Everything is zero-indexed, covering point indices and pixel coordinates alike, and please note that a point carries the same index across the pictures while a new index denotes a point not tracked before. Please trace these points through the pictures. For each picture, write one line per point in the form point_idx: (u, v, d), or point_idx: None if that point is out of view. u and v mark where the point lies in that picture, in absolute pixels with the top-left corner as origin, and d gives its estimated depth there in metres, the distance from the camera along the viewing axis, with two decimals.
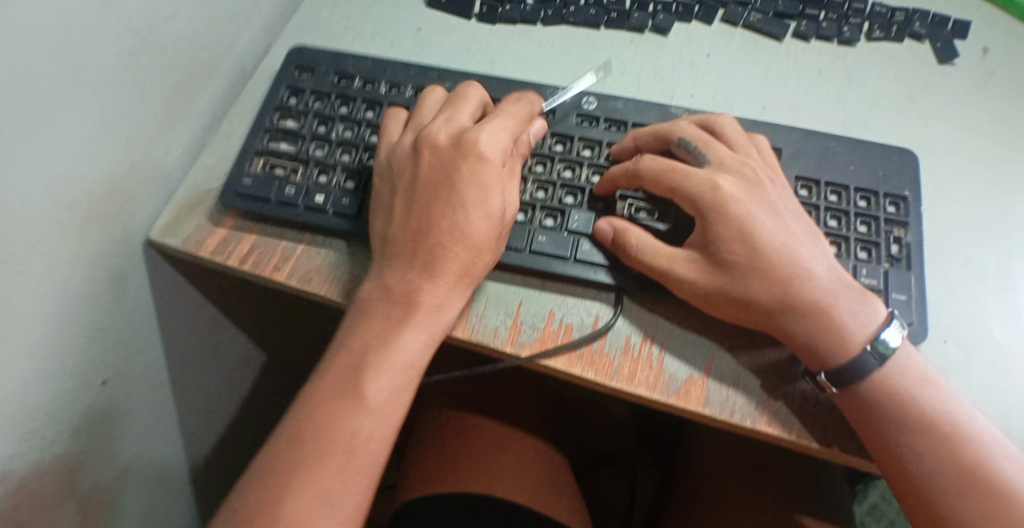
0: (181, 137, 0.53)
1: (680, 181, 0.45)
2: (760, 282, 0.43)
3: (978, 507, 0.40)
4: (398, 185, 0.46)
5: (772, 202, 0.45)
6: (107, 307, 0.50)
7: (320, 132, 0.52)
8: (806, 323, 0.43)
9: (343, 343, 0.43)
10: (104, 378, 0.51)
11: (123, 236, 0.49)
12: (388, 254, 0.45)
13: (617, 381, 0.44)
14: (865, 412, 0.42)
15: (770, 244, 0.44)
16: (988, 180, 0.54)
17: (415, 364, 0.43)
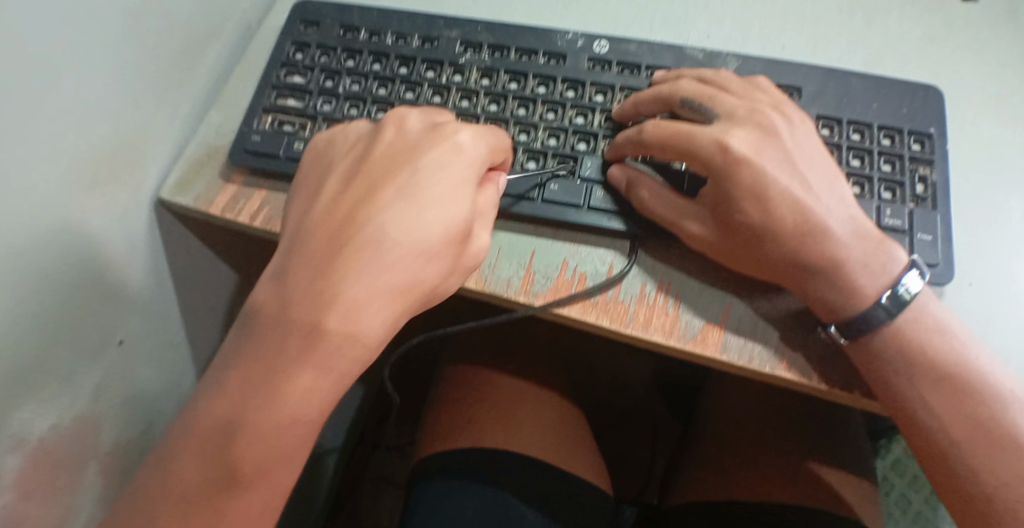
0: (189, 95, 0.53)
1: (688, 142, 0.43)
2: (770, 236, 0.42)
3: (988, 455, 0.40)
4: (344, 171, 0.42)
5: (787, 149, 0.43)
6: (122, 267, 0.50)
7: (328, 86, 0.51)
8: (815, 277, 0.42)
9: (236, 365, 0.37)
10: (120, 337, 0.52)
11: (134, 196, 0.49)
12: (305, 258, 0.38)
13: (632, 329, 0.44)
14: (876, 365, 0.41)
15: (780, 197, 0.42)
16: (1017, 119, 0.51)
17: (303, 415, 0.37)
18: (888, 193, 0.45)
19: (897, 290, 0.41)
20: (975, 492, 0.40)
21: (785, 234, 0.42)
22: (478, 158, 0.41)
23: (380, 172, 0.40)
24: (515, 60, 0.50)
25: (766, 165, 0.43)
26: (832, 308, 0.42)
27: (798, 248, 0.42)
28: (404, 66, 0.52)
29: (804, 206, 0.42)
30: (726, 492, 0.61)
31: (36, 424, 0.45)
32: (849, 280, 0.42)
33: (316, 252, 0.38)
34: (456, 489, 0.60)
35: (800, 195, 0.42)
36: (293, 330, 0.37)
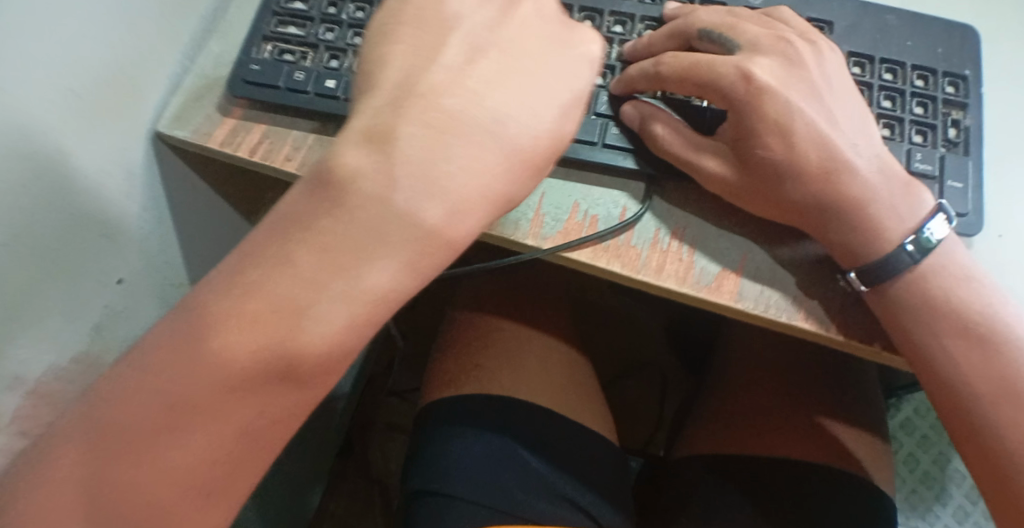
0: (188, 20, 0.50)
1: (709, 72, 0.40)
2: (796, 174, 0.39)
3: (1010, 410, 0.38)
4: (441, 38, 0.35)
5: (816, 80, 0.40)
6: (119, 201, 0.48)
7: (330, 13, 0.48)
8: (840, 219, 0.39)
9: (300, 251, 0.31)
10: (120, 276, 0.50)
11: (132, 126, 0.47)
12: (391, 137, 0.32)
13: (644, 274, 0.42)
14: (899, 315, 0.39)
15: (810, 132, 0.39)
16: None
17: (368, 313, 0.32)
18: (920, 134, 0.42)
19: (921, 233, 0.39)
20: (994, 447, 0.39)
21: (812, 173, 0.39)
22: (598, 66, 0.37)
23: (500, 54, 0.35)
24: None
25: (793, 96, 0.39)
26: (851, 254, 0.40)
27: (827, 188, 0.39)
28: None
29: (831, 143, 0.39)
30: (732, 445, 0.60)
31: (35, 360, 0.44)
32: (879, 222, 0.39)
33: (424, 120, 0.33)
34: (458, 436, 0.60)
35: (829, 131, 0.39)
36: (388, 212, 0.31)
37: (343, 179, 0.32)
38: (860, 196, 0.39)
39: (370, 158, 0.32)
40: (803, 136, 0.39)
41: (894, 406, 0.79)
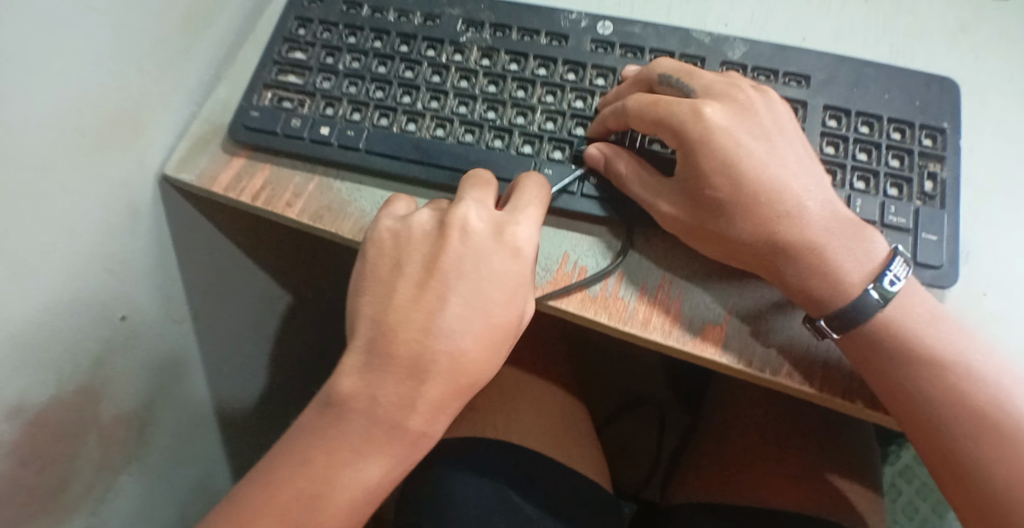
0: (196, 68, 0.52)
1: (664, 108, 0.41)
2: (748, 219, 0.40)
3: (992, 452, 0.37)
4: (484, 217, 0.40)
5: (766, 122, 0.41)
6: (122, 240, 0.50)
7: (328, 63, 0.50)
8: (797, 266, 0.40)
9: (356, 468, 0.37)
10: (122, 313, 0.52)
11: (137, 170, 0.49)
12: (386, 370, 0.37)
13: (630, 326, 0.42)
14: (871, 358, 0.39)
15: (761, 178, 0.40)
16: None
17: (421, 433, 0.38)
18: (894, 189, 0.43)
19: (886, 275, 0.39)
20: (981, 489, 0.38)
21: (767, 214, 0.40)
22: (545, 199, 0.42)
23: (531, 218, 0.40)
24: (516, 40, 0.48)
25: (739, 134, 0.40)
26: (823, 304, 0.40)
27: (785, 229, 0.40)
28: (404, 44, 0.50)
29: (785, 189, 0.40)
30: (726, 493, 0.59)
31: (33, 393, 0.46)
32: (844, 261, 0.39)
33: (458, 305, 0.38)
34: (449, 477, 0.59)
35: (783, 175, 0.40)
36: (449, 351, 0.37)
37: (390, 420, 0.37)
38: (817, 237, 0.39)
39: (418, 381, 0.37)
40: (756, 178, 0.40)
41: (894, 454, 0.77)
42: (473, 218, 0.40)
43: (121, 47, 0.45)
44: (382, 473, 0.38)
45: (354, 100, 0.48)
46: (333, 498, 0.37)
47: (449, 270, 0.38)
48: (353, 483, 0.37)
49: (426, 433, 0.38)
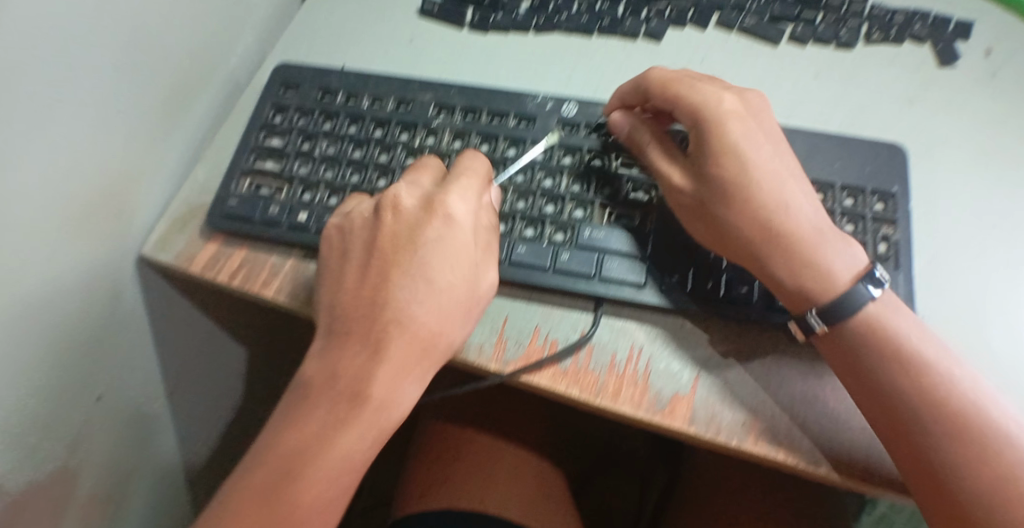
0: (174, 149, 0.53)
1: (693, 96, 0.45)
2: (747, 199, 0.42)
3: (973, 469, 0.37)
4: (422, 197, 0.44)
5: (775, 130, 0.45)
6: (100, 321, 0.50)
7: (304, 149, 0.52)
8: (788, 251, 0.42)
9: (332, 444, 0.39)
10: (98, 393, 0.53)
11: (116, 252, 0.50)
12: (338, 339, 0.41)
13: (602, 400, 0.43)
14: (854, 359, 0.40)
15: (760, 165, 0.43)
16: (984, 182, 0.51)
17: (389, 404, 0.40)
18: None
19: (872, 275, 0.41)
20: (964, 510, 0.37)
21: (759, 197, 0.42)
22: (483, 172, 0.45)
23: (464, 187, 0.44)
24: (485, 122, 0.51)
25: (754, 131, 0.44)
26: (804, 294, 0.41)
27: (777, 214, 0.42)
28: (379, 129, 0.52)
29: (783, 182, 0.43)
30: None
31: (13, 482, 0.46)
32: (829, 252, 0.41)
33: (404, 275, 0.42)
34: None
35: (781, 171, 0.43)
36: (397, 316, 0.41)
37: (356, 392, 0.40)
38: (803, 229, 0.42)
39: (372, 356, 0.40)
40: (759, 162, 0.43)
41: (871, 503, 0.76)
42: (407, 199, 0.44)
43: (105, 140, 0.46)
44: (359, 444, 0.39)
45: (332, 185, 0.50)
46: (309, 482, 0.38)
47: (389, 247, 0.42)
48: (330, 462, 0.39)
49: (389, 401, 0.40)
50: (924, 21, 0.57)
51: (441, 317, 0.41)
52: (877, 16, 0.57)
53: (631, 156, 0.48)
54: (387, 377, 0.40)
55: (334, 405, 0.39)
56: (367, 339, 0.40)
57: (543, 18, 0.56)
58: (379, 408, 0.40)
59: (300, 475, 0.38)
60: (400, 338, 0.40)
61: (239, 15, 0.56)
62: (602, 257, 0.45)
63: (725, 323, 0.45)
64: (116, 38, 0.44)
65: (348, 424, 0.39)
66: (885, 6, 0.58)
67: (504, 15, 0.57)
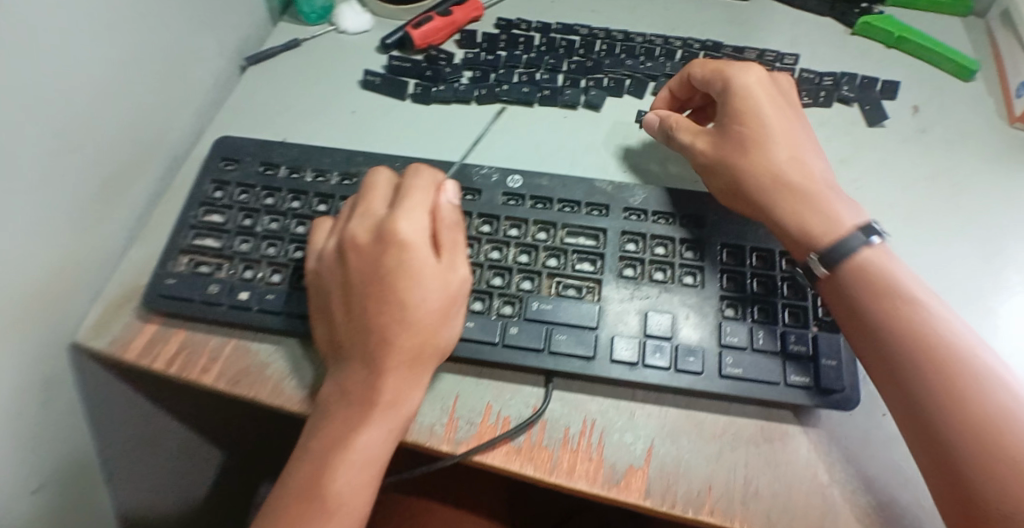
0: (113, 228, 0.52)
1: (721, 71, 0.51)
2: (762, 154, 0.47)
3: (994, 464, 0.36)
4: (375, 227, 0.45)
5: (798, 108, 0.51)
6: (35, 412, 0.48)
7: (245, 225, 0.51)
8: (799, 196, 0.46)
9: (350, 448, 0.41)
10: (37, 485, 0.50)
11: (52, 338, 0.48)
12: (341, 358, 0.43)
13: (556, 477, 0.42)
14: (849, 297, 0.42)
15: (774, 128, 0.48)
16: (919, 235, 0.53)
17: (398, 406, 0.42)
18: (790, 316, 0.45)
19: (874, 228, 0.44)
20: (984, 508, 0.36)
21: (770, 150, 0.47)
22: (429, 184, 0.46)
23: (417, 208, 0.45)
24: None
25: (772, 100, 0.50)
26: (809, 230, 0.45)
27: (787, 163, 0.47)
28: (322, 203, 0.51)
29: (796, 142, 0.48)
30: None
31: None
32: (837, 194, 0.46)
33: (379, 303, 0.43)
34: None
35: (795, 134, 0.49)
36: (381, 334, 0.42)
37: (362, 399, 0.42)
38: (811, 178, 0.46)
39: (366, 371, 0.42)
40: (773, 129, 0.48)
41: None
42: (362, 234, 0.44)
43: (40, 218, 0.45)
44: (376, 443, 0.42)
45: (274, 263, 0.49)
46: (335, 486, 0.41)
47: (358, 282, 0.43)
48: (352, 463, 0.41)
49: (399, 400, 0.42)
50: (852, 83, 0.61)
51: (432, 325, 0.43)
52: (806, 80, 0.61)
53: (576, 226, 0.49)
54: (394, 376, 0.42)
55: (347, 411, 0.42)
56: (362, 355, 0.42)
57: (486, 90, 0.58)
58: (393, 408, 0.42)
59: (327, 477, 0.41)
60: (391, 349, 0.42)
61: (180, 91, 0.56)
62: (550, 329, 0.45)
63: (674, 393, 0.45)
64: (51, 114, 0.44)
65: (363, 424, 0.41)
66: (813, 71, 0.62)
67: (446, 87, 0.58)
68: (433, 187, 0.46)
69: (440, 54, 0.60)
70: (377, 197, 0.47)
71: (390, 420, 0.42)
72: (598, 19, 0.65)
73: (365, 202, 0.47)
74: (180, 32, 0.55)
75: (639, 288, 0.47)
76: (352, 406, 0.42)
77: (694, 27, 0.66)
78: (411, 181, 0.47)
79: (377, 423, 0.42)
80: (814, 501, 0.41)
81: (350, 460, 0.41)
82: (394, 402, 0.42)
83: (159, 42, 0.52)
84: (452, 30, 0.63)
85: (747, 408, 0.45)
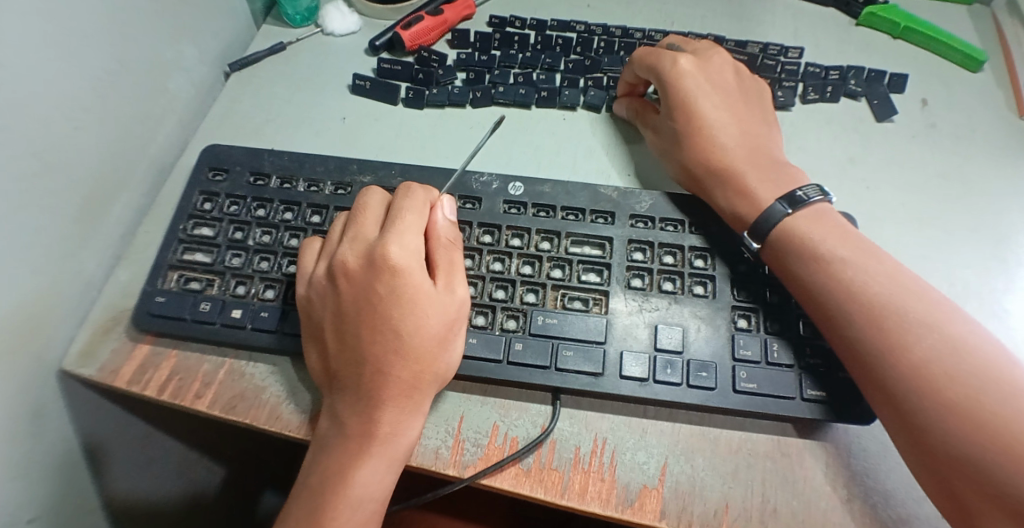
0: (96, 248, 0.50)
1: (654, 61, 0.52)
2: (694, 138, 0.49)
3: (958, 415, 0.37)
4: (366, 250, 0.43)
5: (735, 84, 0.52)
6: (22, 445, 0.46)
7: (237, 239, 0.48)
8: (727, 175, 0.47)
9: (349, 484, 0.40)
10: (29, 516, 0.48)
11: (35, 368, 0.46)
12: (336, 387, 0.42)
13: (568, 500, 0.41)
14: (785, 267, 0.44)
15: (705, 109, 0.49)
16: (931, 234, 0.52)
17: (400, 438, 0.40)
18: (805, 325, 0.43)
19: (795, 195, 0.45)
20: (958, 463, 0.36)
21: (703, 137, 0.49)
22: (424, 202, 0.45)
23: (411, 227, 0.43)
24: None
25: (706, 83, 0.51)
26: (739, 219, 0.46)
27: (721, 148, 0.48)
28: (316, 214, 0.49)
29: (731, 124, 0.49)
30: None
31: None
32: (768, 175, 0.47)
33: (374, 329, 0.41)
34: None
35: (732, 115, 0.50)
36: (377, 364, 0.41)
37: (361, 433, 0.40)
38: (744, 160, 0.47)
39: (361, 400, 0.41)
40: (704, 110, 0.49)
41: None
42: (351, 259, 0.43)
43: (13, 242, 0.43)
44: (378, 478, 0.40)
45: (268, 278, 0.47)
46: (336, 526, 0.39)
47: (350, 310, 0.42)
48: (353, 500, 0.40)
49: (398, 432, 0.40)
50: (859, 77, 0.59)
51: (432, 350, 0.41)
52: (812, 75, 0.59)
53: (581, 236, 0.47)
54: (393, 407, 0.40)
55: (344, 444, 0.40)
56: (357, 383, 0.41)
57: (481, 92, 0.56)
58: (393, 440, 0.40)
59: (328, 515, 0.39)
60: (388, 377, 0.41)
61: (160, 101, 0.54)
62: (557, 345, 0.44)
63: (687, 409, 0.43)
64: (17, 132, 0.41)
65: (362, 458, 0.40)
66: (819, 65, 0.60)
67: (439, 90, 0.56)
68: (427, 205, 0.45)
69: (432, 54, 0.58)
70: (370, 217, 0.45)
71: (392, 451, 0.40)
72: (594, 14, 0.63)
73: (355, 224, 0.45)
74: (155, 41, 0.52)
75: (649, 299, 0.45)
76: (349, 439, 0.40)
77: (693, 22, 0.63)
78: (402, 199, 0.45)
79: (377, 457, 0.40)
80: (831, 518, 0.40)
81: (351, 497, 0.40)
82: (393, 432, 0.40)
83: (132, 53, 0.50)
84: (444, 29, 0.60)
85: (762, 423, 0.43)
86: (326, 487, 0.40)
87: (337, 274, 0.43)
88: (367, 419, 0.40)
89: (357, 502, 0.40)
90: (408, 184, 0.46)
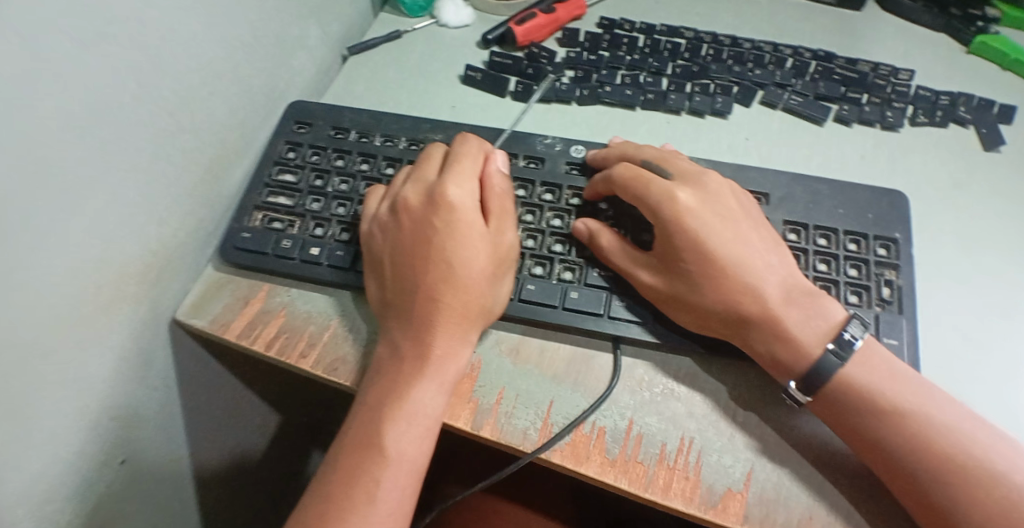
0: (215, 208, 0.53)
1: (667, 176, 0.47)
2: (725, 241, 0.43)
3: None
4: (426, 189, 0.46)
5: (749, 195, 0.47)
6: (131, 383, 0.49)
7: (317, 185, 0.51)
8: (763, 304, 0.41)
9: (405, 398, 0.41)
10: (124, 457, 0.50)
11: (150, 313, 0.49)
12: (393, 312, 0.44)
13: (651, 493, 0.41)
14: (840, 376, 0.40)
15: (740, 250, 0.43)
16: None
17: (450, 361, 0.42)
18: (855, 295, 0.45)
19: (844, 335, 0.41)
20: None
21: (729, 229, 0.43)
22: (478, 152, 0.48)
23: (467, 172, 0.46)
24: None
25: (725, 185, 0.45)
26: (782, 365, 0.42)
27: (761, 293, 0.42)
28: (390, 166, 0.52)
29: (756, 236, 0.44)
30: None
31: None
32: (805, 306, 0.41)
33: (427, 257, 0.44)
34: None
35: (755, 222, 0.45)
36: (432, 290, 0.43)
37: (419, 353, 0.42)
38: (784, 304, 0.41)
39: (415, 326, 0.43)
40: (728, 212, 0.44)
41: None
42: (412, 195, 0.46)
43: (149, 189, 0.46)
44: (430, 397, 0.41)
45: (344, 221, 0.50)
46: (394, 435, 0.40)
47: (407, 241, 0.44)
48: (411, 416, 0.41)
49: (449, 354, 0.42)
50: (969, 104, 0.58)
51: (482, 281, 0.43)
52: (922, 98, 0.58)
53: None
54: (445, 332, 0.42)
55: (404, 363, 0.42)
56: (410, 307, 0.43)
57: (588, 90, 0.57)
58: (442, 363, 0.42)
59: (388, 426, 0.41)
60: (440, 302, 0.43)
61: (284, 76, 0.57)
62: (609, 295, 0.46)
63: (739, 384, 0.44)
64: (164, 87, 0.45)
65: (416, 376, 0.42)
66: (929, 89, 0.59)
67: (547, 85, 0.57)
68: (481, 154, 0.48)
69: (542, 51, 0.59)
70: (429, 161, 0.48)
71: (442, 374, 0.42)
72: (701, 23, 0.64)
73: (418, 168, 0.48)
74: (287, 19, 0.55)
75: None
76: (407, 358, 0.42)
77: (801, 37, 0.63)
78: (459, 148, 0.48)
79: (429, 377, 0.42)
80: None
81: (405, 410, 0.41)
82: (448, 356, 0.42)
83: (268, 27, 0.53)
84: (554, 28, 0.62)
85: None
86: (386, 400, 0.41)
87: (399, 208, 0.46)
88: (424, 340, 0.42)
89: (415, 417, 0.41)
90: (463, 135, 0.49)
